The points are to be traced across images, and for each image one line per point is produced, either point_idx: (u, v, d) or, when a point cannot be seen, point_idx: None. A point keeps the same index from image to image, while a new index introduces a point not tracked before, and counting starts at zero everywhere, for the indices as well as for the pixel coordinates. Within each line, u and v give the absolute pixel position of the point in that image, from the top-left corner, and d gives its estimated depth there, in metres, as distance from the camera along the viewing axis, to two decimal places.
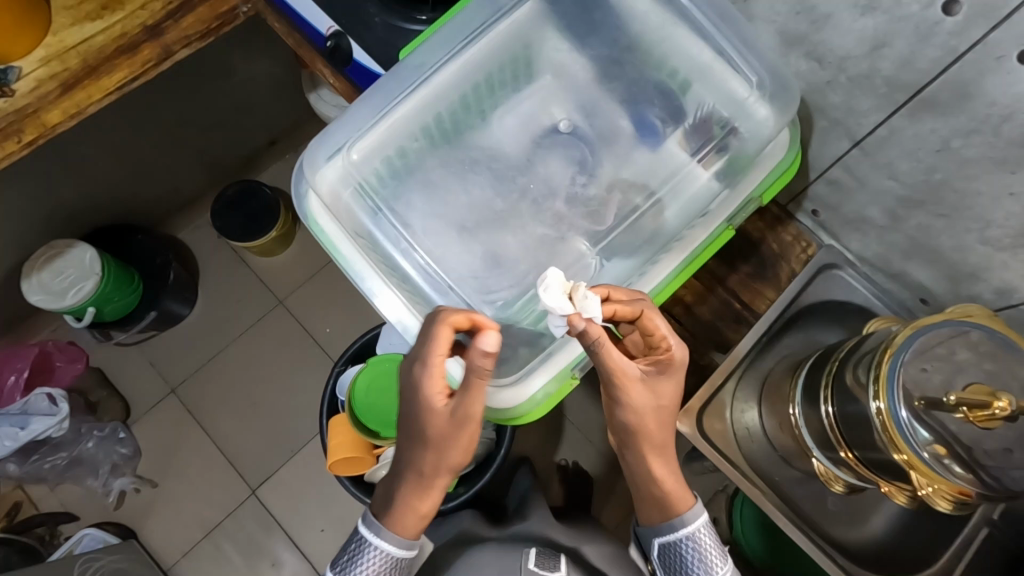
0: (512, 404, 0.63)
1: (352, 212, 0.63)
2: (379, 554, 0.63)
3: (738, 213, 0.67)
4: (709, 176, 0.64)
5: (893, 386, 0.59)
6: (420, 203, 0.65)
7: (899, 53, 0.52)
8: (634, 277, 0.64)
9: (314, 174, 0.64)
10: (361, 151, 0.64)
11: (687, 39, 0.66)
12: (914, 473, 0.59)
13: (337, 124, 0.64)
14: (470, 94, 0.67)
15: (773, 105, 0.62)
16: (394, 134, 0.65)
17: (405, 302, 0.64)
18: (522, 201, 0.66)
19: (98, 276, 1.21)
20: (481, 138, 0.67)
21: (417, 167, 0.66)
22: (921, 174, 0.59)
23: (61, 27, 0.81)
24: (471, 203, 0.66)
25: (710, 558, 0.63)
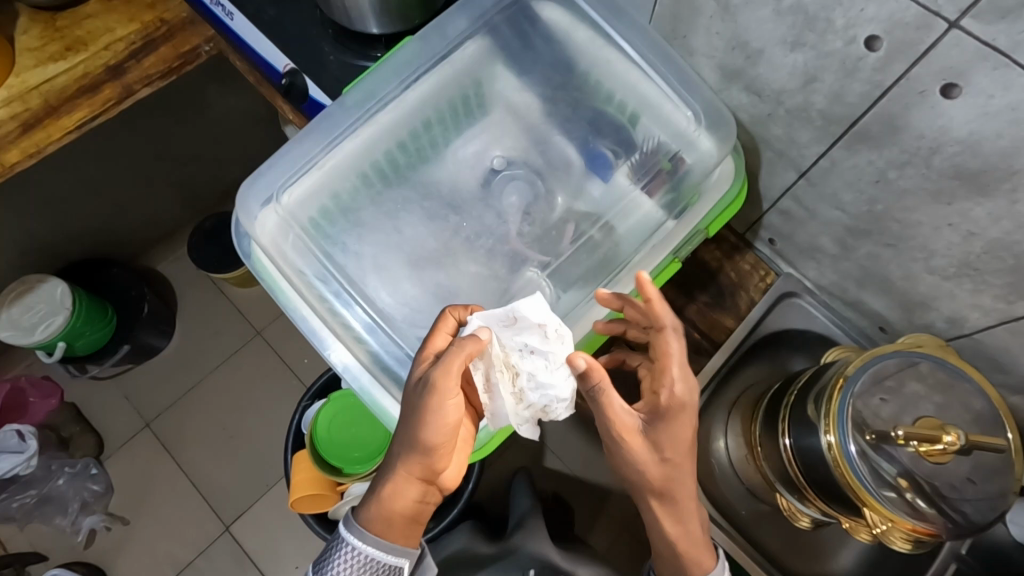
0: None
1: (292, 253, 0.64)
2: (352, 554, 0.56)
3: (685, 245, 0.67)
4: (654, 205, 0.64)
5: (843, 419, 0.57)
6: (359, 244, 0.65)
7: (829, 88, 0.52)
8: (583, 309, 0.63)
9: (251, 217, 0.64)
10: (299, 192, 0.65)
11: (631, 73, 0.67)
12: (867, 510, 0.57)
13: (272, 169, 0.65)
14: (411, 132, 0.68)
15: (714, 136, 0.64)
16: (333, 176, 0.66)
17: (345, 338, 0.63)
18: (454, 238, 0.66)
19: (68, 310, 1.20)
20: (425, 175, 0.68)
21: (357, 209, 0.66)
22: (864, 205, 0.59)
23: (25, 68, 0.82)
24: (415, 240, 0.66)
25: None
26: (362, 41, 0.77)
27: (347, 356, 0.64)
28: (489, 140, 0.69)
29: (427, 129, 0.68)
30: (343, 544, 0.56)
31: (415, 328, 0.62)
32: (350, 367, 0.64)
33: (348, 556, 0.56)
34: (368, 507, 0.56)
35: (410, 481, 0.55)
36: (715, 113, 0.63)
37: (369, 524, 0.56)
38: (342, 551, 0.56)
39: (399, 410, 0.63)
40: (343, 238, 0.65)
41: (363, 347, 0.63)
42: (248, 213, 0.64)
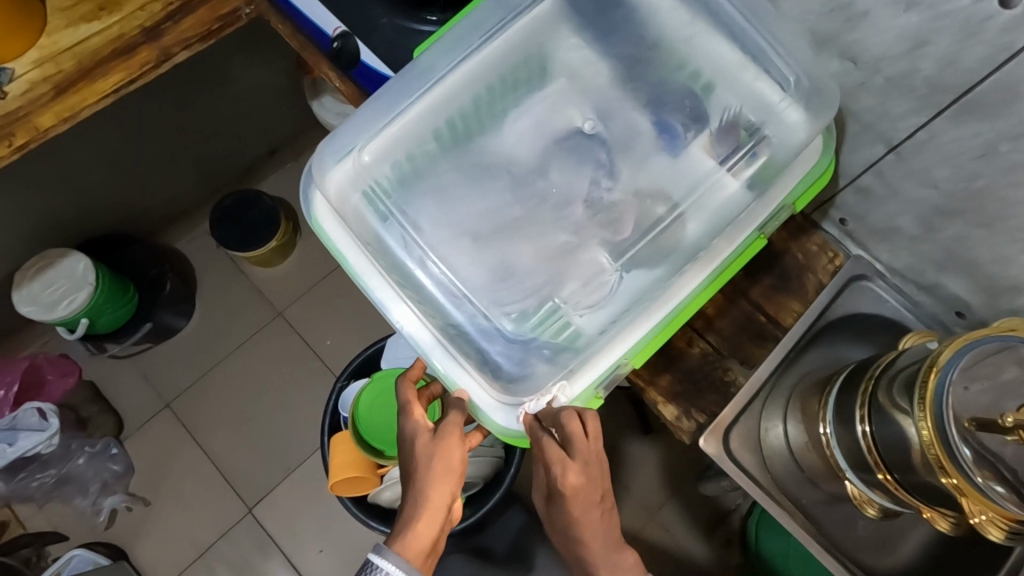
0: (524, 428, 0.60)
1: (365, 214, 0.61)
2: None
3: (770, 222, 0.63)
4: (738, 186, 0.61)
5: (941, 406, 0.54)
6: (432, 208, 0.62)
7: (942, 52, 0.49)
8: (659, 288, 0.61)
9: (325, 171, 0.62)
10: (376, 149, 0.63)
11: (711, 39, 0.63)
12: (964, 499, 0.54)
13: (346, 126, 0.62)
14: (485, 94, 0.64)
15: (806, 109, 0.60)
16: (407, 135, 0.63)
17: (417, 308, 0.61)
18: (541, 206, 0.64)
19: (92, 286, 1.17)
20: (497, 139, 0.65)
21: (431, 171, 0.63)
22: (961, 181, 0.56)
23: (56, 28, 0.78)
24: (487, 209, 0.63)
25: None
26: (418, 4, 0.74)
27: (415, 323, 0.61)
28: (556, 108, 0.65)
29: (502, 92, 0.65)
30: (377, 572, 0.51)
31: (489, 301, 0.60)
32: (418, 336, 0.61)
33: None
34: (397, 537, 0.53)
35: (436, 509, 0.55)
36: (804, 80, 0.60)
37: (401, 548, 0.52)
38: None
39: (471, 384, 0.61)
40: (417, 201, 0.62)
41: (436, 316, 0.60)
42: (322, 168, 0.62)
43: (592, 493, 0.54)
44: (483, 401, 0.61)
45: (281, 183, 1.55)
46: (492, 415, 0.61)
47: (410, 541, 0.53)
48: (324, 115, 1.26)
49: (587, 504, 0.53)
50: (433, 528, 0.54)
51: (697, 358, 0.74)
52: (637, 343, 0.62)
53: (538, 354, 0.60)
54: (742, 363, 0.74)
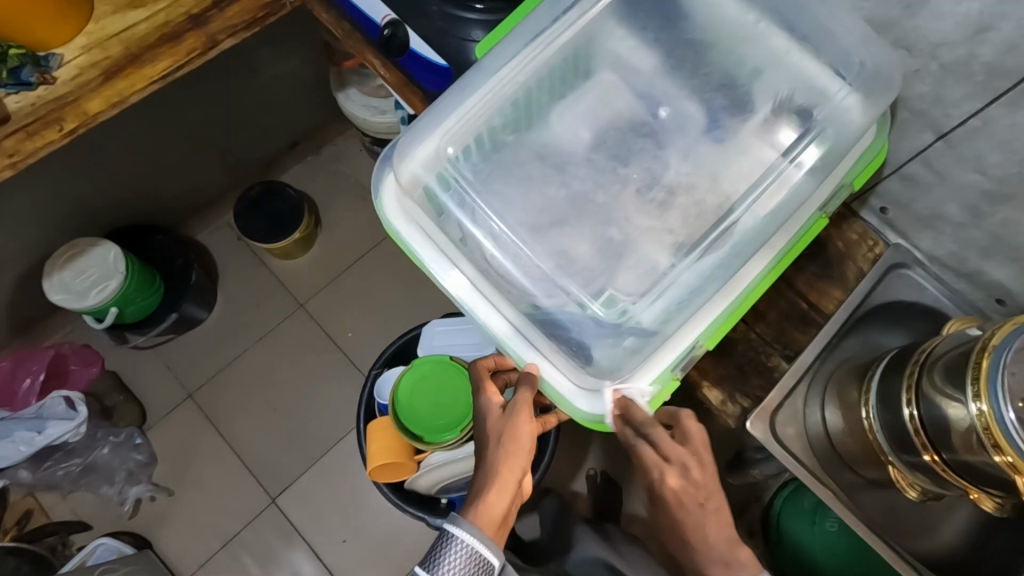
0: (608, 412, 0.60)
1: (442, 197, 0.64)
2: (462, 548, 0.54)
3: (832, 201, 0.65)
4: (802, 176, 0.62)
5: (996, 386, 0.55)
6: (511, 194, 0.64)
7: (1005, 38, 0.50)
8: (725, 271, 0.61)
9: (405, 161, 0.64)
10: (455, 138, 0.64)
11: (766, 28, 0.65)
12: (1020, 478, 0.54)
13: (427, 114, 0.64)
14: (558, 78, 0.66)
15: (864, 95, 0.61)
16: (485, 120, 0.65)
17: (492, 291, 0.63)
18: (624, 190, 0.65)
19: (122, 275, 1.18)
20: (569, 121, 0.67)
21: (508, 154, 0.66)
22: (1014, 167, 0.57)
23: (103, 14, 0.79)
24: (570, 196, 0.65)
25: None
26: None
27: (492, 313, 0.64)
28: (609, 95, 0.67)
29: (571, 76, 0.67)
30: (451, 539, 0.54)
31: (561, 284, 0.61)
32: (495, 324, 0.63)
33: (461, 553, 0.54)
34: (471, 507, 0.56)
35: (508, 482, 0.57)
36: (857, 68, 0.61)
37: (474, 518, 0.55)
38: (452, 550, 0.54)
39: (552, 373, 0.62)
40: (495, 183, 0.65)
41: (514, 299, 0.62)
42: (403, 152, 0.64)
43: (694, 491, 0.56)
44: (563, 388, 0.62)
45: (302, 175, 1.55)
46: (572, 401, 0.61)
47: (483, 510, 0.56)
48: (351, 107, 1.25)
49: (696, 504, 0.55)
50: (504, 499, 0.56)
51: (742, 344, 0.75)
52: (709, 326, 0.62)
53: (606, 335, 0.61)
54: (784, 349, 0.75)
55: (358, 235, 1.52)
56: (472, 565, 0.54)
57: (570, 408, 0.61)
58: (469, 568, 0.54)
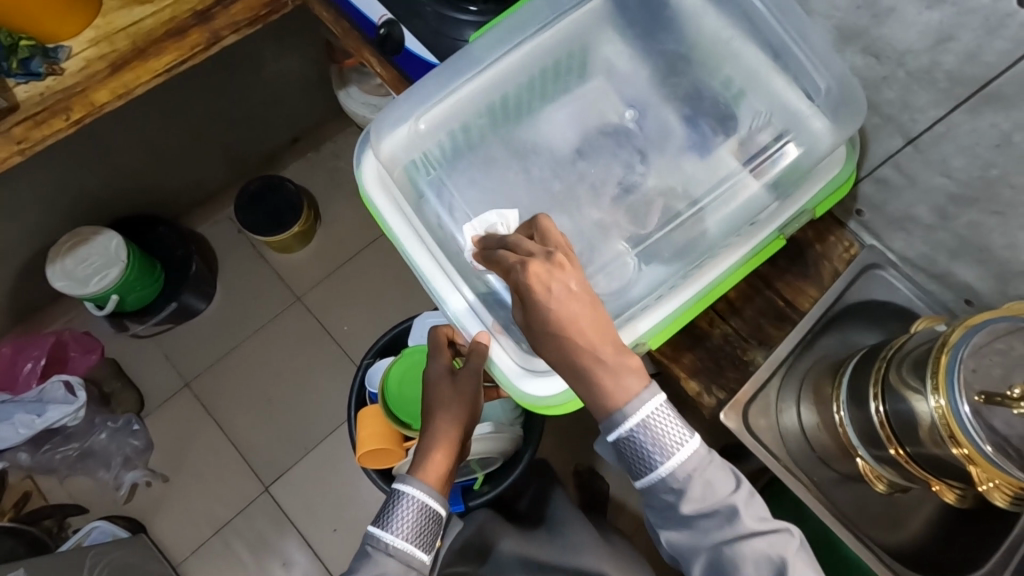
0: (548, 395, 0.64)
1: (415, 179, 0.68)
2: (413, 504, 0.64)
3: (790, 224, 0.66)
4: (760, 186, 0.66)
5: (954, 382, 0.58)
6: (480, 177, 0.69)
7: (964, 47, 0.53)
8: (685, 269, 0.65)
9: (382, 138, 0.67)
10: (431, 121, 0.67)
11: (746, 46, 0.68)
12: (974, 468, 0.58)
13: (405, 97, 0.67)
14: (537, 78, 0.69)
15: (834, 116, 0.64)
16: (460, 110, 0.68)
17: (453, 274, 0.66)
18: (579, 184, 0.69)
19: (123, 263, 1.21)
20: (545, 120, 0.70)
21: (481, 146, 0.69)
22: (977, 170, 0.60)
23: (111, 9, 0.82)
24: (529, 183, 0.69)
25: (665, 441, 0.55)
26: None
27: (452, 292, 0.67)
28: (593, 100, 0.70)
29: (553, 79, 0.70)
30: (404, 496, 0.64)
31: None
32: (453, 303, 0.66)
33: (411, 506, 0.64)
34: (419, 467, 0.66)
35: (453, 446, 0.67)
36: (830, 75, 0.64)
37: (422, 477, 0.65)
38: (403, 505, 0.64)
39: (500, 352, 0.65)
40: (469, 171, 0.69)
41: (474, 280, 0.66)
42: (378, 129, 0.67)
43: (556, 273, 0.54)
44: (508, 369, 0.65)
45: (302, 171, 1.58)
46: (517, 381, 0.64)
47: (430, 469, 0.66)
48: (351, 105, 1.29)
49: (559, 288, 0.53)
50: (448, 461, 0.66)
51: (719, 338, 0.78)
52: (656, 327, 0.64)
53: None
54: (761, 344, 0.77)
55: (356, 230, 1.55)
56: (423, 517, 0.64)
57: (513, 389, 0.64)
58: (421, 520, 0.64)
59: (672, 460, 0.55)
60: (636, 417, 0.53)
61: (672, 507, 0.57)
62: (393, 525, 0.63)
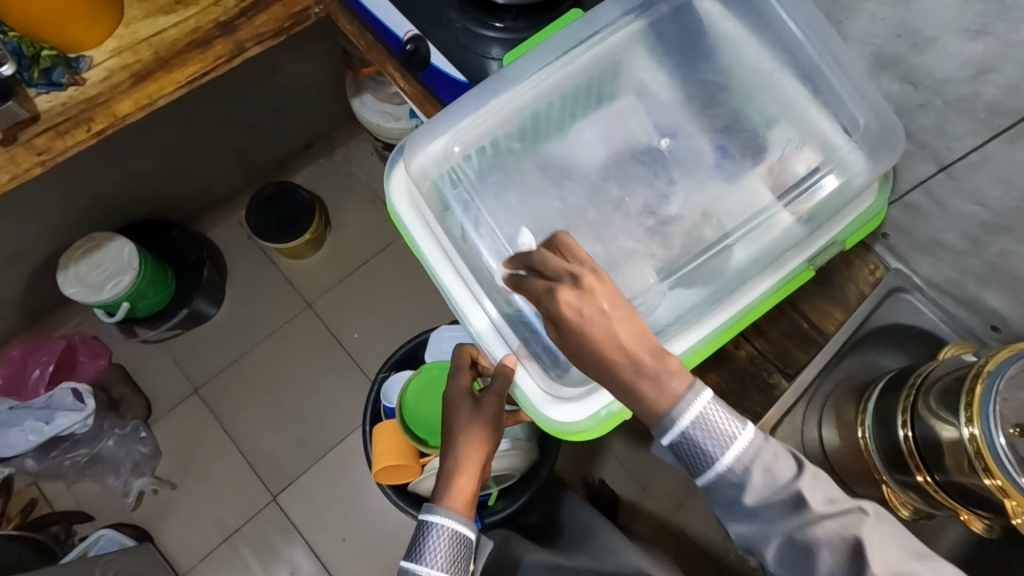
0: (570, 419, 0.63)
1: (445, 193, 0.67)
2: (443, 533, 0.62)
3: (818, 256, 0.68)
4: (793, 221, 0.65)
5: (988, 412, 0.57)
6: (511, 198, 0.67)
7: (1006, 79, 0.52)
8: (708, 305, 0.65)
9: (415, 161, 0.67)
10: (463, 142, 0.67)
11: (783, 78, 0.68)
12: (1008, 501, 0.57)
13: (442, 116, 0.67)
14: (569, 101, 0.69)
15: (869, 155, 0.65)
16: (494, 130, 0.68)
17: (478, 296, 0.66)
18: (611, 212, 0.67)
19: (135, 271, 1.20)
20: (576, 142, 0.69)
21: (510, 164, 0.68)
22: (1012, 201, 0.59)
23: (135, 19, 0.82)
24: (561, 210, 0.67)
25: (721, 434, 0.53)
26: (486, 8, 0.76)
27: (480, 317, 0.66)
28: (628, 123, 0.69)
29: (585, 102, 0.70)
30: (432, 527, 0.62)
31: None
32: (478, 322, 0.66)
33: (439, 537, 0.62)
34: (444, 493, 0.65)
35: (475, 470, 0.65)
36: (863, 103, 0.64)
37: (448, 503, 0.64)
38: (432, 536, 0.62)
39: (524, 377, 0.64)
40: (498, 189, 0.67)
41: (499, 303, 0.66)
42: (414, 146, 0.67)
43: (588, 297, 0.51)
44: (533, 393, 0.64)
45: (314, 176, 1.58)
46: (541, 408, 0.63)
47: (455, 493, 0.64)
48: (367, 113, 1.28)
49: (592, 311, 0.51)
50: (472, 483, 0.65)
51: (743, 360, 0.77)
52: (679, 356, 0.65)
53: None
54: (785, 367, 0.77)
55: (368, 237, 1.54)
56: (455, 545, 0.62)
57: (536, 413, 0.63)
58: (453, 548, 0.62)
59: (730, 457, 0.53)
60: (689, 415, 0.52)
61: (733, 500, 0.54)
62: (426, 558, 0.61)
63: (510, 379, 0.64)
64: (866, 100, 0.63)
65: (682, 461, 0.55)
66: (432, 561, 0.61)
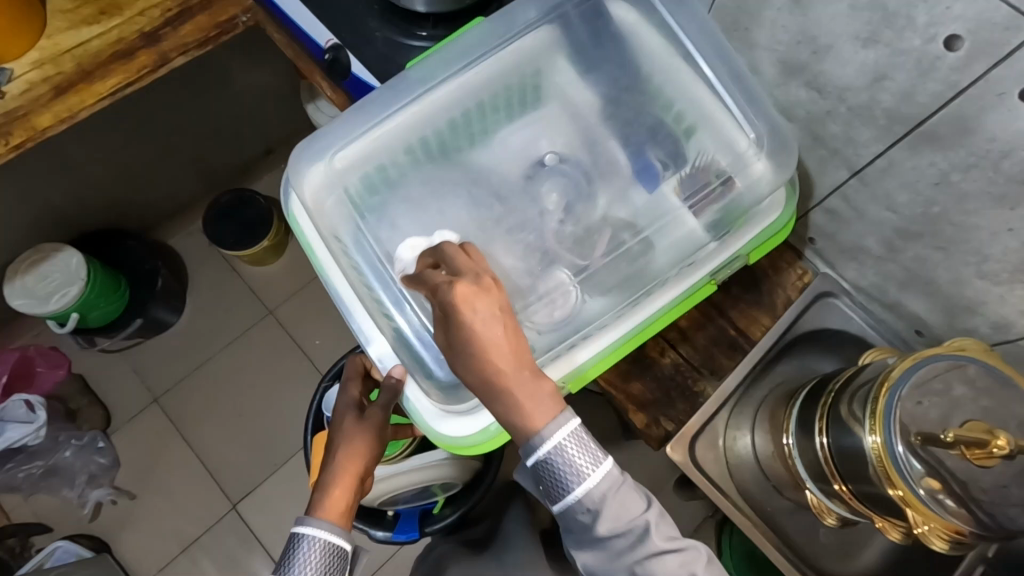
0: (464, 434, 0.63)
1: (333, 213, 0.66)
2: (317, 543, 0.62)
3: (722, 269, 0.66)
4: (697, 225, 0.65)
5: (890, 420, 0.57)
6: (405, 217, 0.67)
7: (899, 86, 0.52)
8: (607, 318, 0.64)
9: (297, 176, 0.66)
10: (346, 158, 0.66)
11: (695, 83, 0.67)
12: (910, 511, 0.57)
13: (325, 133, 0.66)
14: (467, 115, 0.69)
15: (772, 160, 0.64)
16: (384, 149, 0.67)
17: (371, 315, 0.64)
18: (498, 225, 0.68)
19: (83, 281, 1.19)
20: (480, 156, 0.69)
21: (400, 183, 0.68)
22: (919, 207, 0.59)
23: (57, 30, 0.80)
24: (457, 224, 0.67)
25: (578, 466, 0.51)
26: (409, 18, 0.76)
27: (369, 331, 0.65)
28: (541, 133, 0.70)
29: (489, 112, 0.69)
30: (303, 537, 0.63)
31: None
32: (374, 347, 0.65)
33: (313, 547, 0.62)
34: (320, 499, 0.66)
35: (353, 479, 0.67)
36: (760, 116, 0.64)
37: (323, 510, 0.65)
38: (305, 546, 0.62)
39: (415, 390, 0.64)
40: (388, 207, 0.67)
41: (386, 320, 0.64)
42: (298, 168, 0.65)
43: (451, 296, 0.51)
44: (425, 409, 0.64)
45: (276, 182, 1.57)
46: (439, 427, 0.63)
47: (330, 499, 0.66)
48: (321, 119, 1.27)
49: (483, 312, 0.50)
50: (347, 490, 0.67)
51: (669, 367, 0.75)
52: (577, 369, 0.64)
53: None
54: (713, 374, 0.75)
55: None
56: (329, 554, 0.63)
57: (430, 430, 0.64)
58: (328, 557, 0.63)
59: (586, 485, 0.52)
60: (546, 443, 0.51)
61: (585, 529, 0.54)
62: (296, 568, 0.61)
63: (399, 391, 0.63)
64: (762, 112, 0.64)
65: (546, 487, 0.54)
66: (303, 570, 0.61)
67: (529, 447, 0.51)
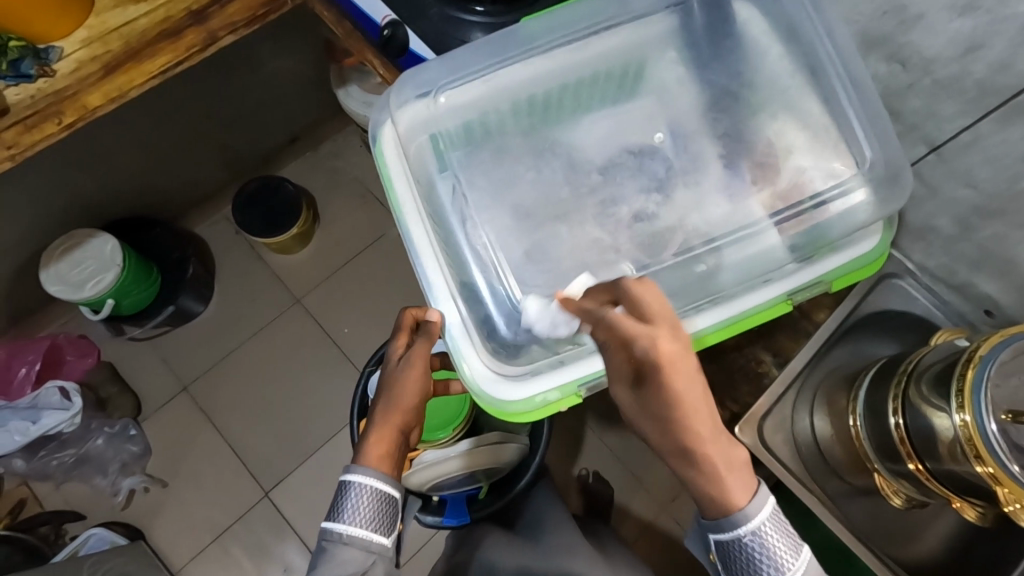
0: (509, 399, 0.64)
1: (422, 151, 0.66)
2: (365, 491, 0.60)
3: (802, 290, 0.66)
4: (780, 242, 0.63)
5: (980, 398, 0.56)
6: (490, 176, 0.66)
7: (996, 56, 0.51)
8: (670, 318, 0.64)
9: (400, 102, 0.67)
10: (450, 99, 0.67)
11: (807, 99, 0.65)
12: (1000, 489, 0.55)
13: (429, 71, 0.66)
14: (570, 83, 0.68)
15: (875, 193, 0.63)
16: (480, 99, 0.67)
17: (442, 259, 0.66)
18: (589, 196, 0.66)
19: (119, 267, 1.18)
20: (571, 133, 0.68)
21: (492, 137, 0.68)
22: (1003, 182, 0.58)
23: (104, 8, 0.79)
24: (537, 186, 0.67)
25: (779, 555, 0.49)
26: None
27: (438, 278, 0.66)
28: (636, 123, 0.68)
29: (591, 90, 0.68)
30: (350, 485, 0.60)
31: (513, 270, 0.63)
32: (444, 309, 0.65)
33: (361, 495, 0.60)
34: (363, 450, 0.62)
35: (394, 429, 0.63)
36: (876, 144, 0.62)
37: (365, 460, 0.61)
38: (353, 495, 0.60)
39: (467, 346, 0.65)
40: (473, 158, 0.67)
41: (456, 269, 0.64)
42: (400, 98, 0.67)
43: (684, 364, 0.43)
44: (477, 373, 0.65)
45: (302, 171, 1.55)
46: (482, 386, 0.64)
47: (372, 450, 0.62)
48: (352, 105, 1.23)
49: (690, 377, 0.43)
50: (390, 439, 0.63)
51: None
52: None
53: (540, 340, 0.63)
54: None
55: (358, 232, 1.52)
56: (381, 503, 0.61)
57: (477, 391, 0.64)
58: (379, 506, 0.61)
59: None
60: (753, 521, 0.48)
61: None
62: (347, 515, 0.60)
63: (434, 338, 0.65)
64: (882, 143, 0.62)
65: (726, 564, 0.52)
66: (355, 519, 0.60)
67: (709, 526, 0.49)
